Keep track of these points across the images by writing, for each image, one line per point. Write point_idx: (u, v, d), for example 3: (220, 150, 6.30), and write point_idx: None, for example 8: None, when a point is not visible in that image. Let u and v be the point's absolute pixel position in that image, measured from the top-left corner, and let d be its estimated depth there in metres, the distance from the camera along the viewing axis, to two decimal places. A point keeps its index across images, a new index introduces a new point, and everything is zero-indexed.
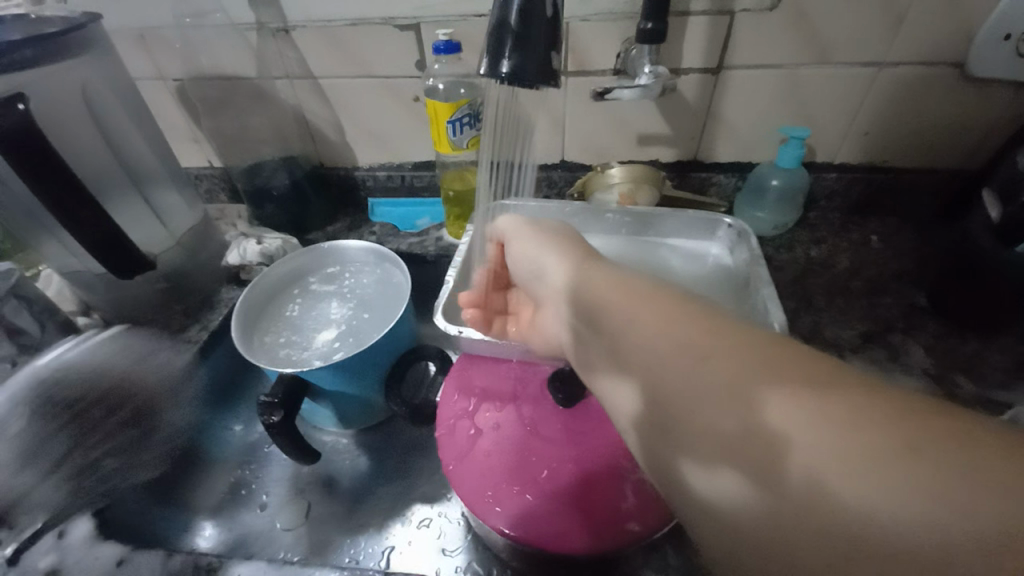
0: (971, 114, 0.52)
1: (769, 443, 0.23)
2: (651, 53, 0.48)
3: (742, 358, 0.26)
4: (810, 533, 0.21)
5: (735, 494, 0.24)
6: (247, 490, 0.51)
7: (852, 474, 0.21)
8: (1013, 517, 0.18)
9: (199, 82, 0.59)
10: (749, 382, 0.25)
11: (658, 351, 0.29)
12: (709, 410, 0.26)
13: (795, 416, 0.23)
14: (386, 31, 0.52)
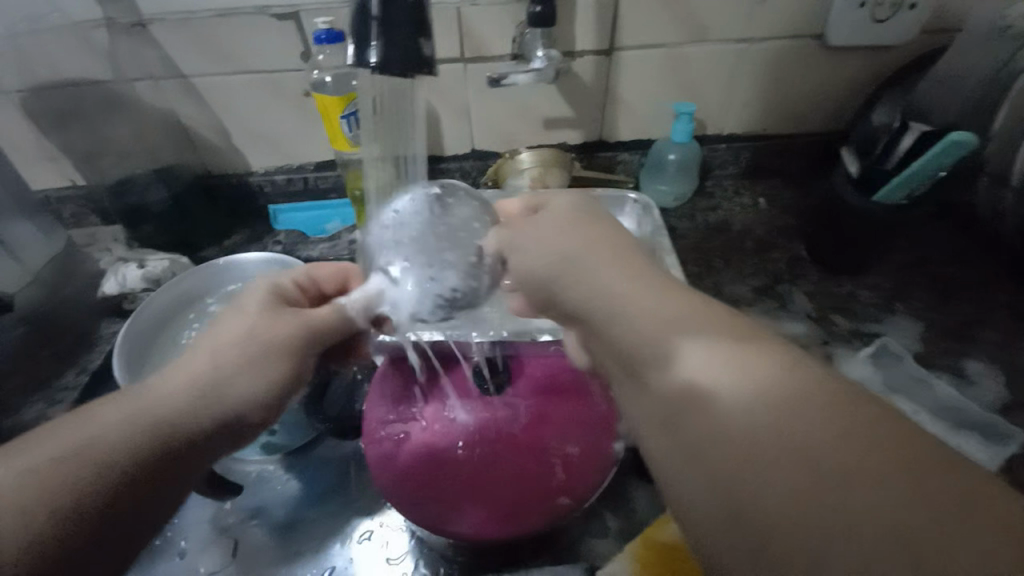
0: (830, 81, 0.59)
1: (698, 403, 0.22)
2: (542, 36, 0.48)
3: (682, 307, 0.25)
4: (739, 509, 0.20)
5: (668, 459, 0.23)
6: (163, 539, 0.46)
7: (777, 445, 0.20)
8: (927, 509, 0.16)
9: (39, 91, 0.51)
10: (684, 337, 0.24)
11: (602, 300, 0.27)
12: (644, 363, 0.25)
13: (716, 359, 0.23)
14: (260, 21, 0.48)
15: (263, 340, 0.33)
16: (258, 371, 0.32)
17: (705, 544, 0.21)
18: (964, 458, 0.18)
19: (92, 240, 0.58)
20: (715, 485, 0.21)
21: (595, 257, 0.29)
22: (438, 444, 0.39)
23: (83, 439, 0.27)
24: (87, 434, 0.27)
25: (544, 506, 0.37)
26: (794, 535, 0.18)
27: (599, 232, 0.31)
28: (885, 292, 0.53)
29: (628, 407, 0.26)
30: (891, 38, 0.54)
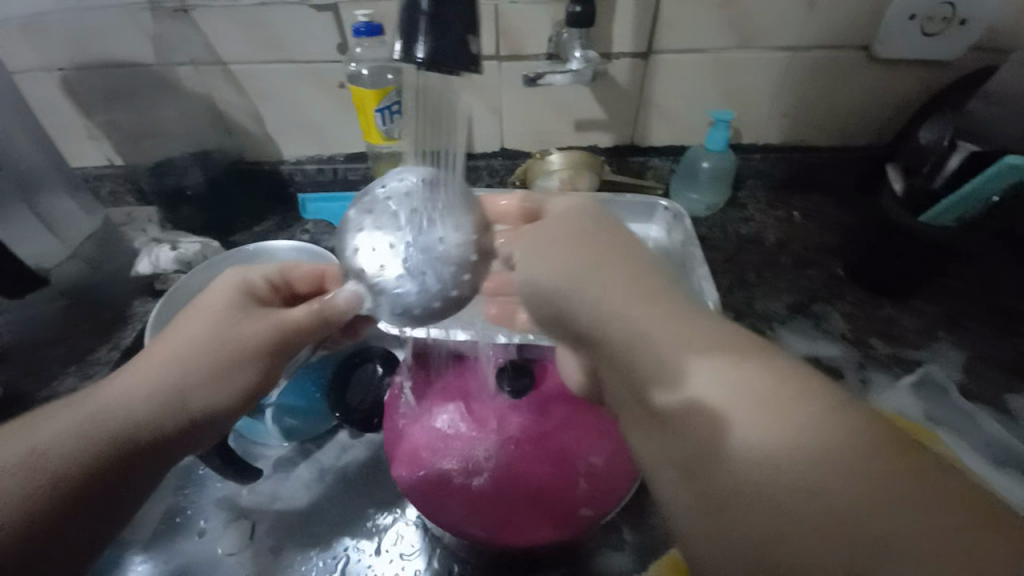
0: (876, 93, 0.57)
1: (711, 422, 0.24)
2: (582, 36, 0.47)
3: (685, 332, 0.26)
4: (744, 514, 0.22)
5: (681, 470, 0.25)
6: (184, 517, 0.47)
7: (781, 458, 0.21)
8: (914, 515, 0.19)
9: (86, 71, 0.52)
10: (687, 358, 0.26)
11: (607, 319, 0.29)
12: (654, 381, 0.26)
13: (719, 387, 0.24)
14: (301, 11, 0.48)
15: (264, 331, 0.35)
16: (239, 365, 0.34)
17: (706, 550, 0.23)
18: (952, 484, 0.20)
19: (129, 219, 0.60)
20: (722, 504, 0.23)
21: (587, 273, 0.30)
22: (464, 443, 0.39)
23: (120, 398, 0.30)
24: (112, 396, 0.30)
25: (565, 516, 0.36)
26: (790, 552, 0.20)
27: (598, 244, 0.31)
28: (929, 319, 0.51)
29: (632, 420, 0.28)
30: (944, 54, 0.52)
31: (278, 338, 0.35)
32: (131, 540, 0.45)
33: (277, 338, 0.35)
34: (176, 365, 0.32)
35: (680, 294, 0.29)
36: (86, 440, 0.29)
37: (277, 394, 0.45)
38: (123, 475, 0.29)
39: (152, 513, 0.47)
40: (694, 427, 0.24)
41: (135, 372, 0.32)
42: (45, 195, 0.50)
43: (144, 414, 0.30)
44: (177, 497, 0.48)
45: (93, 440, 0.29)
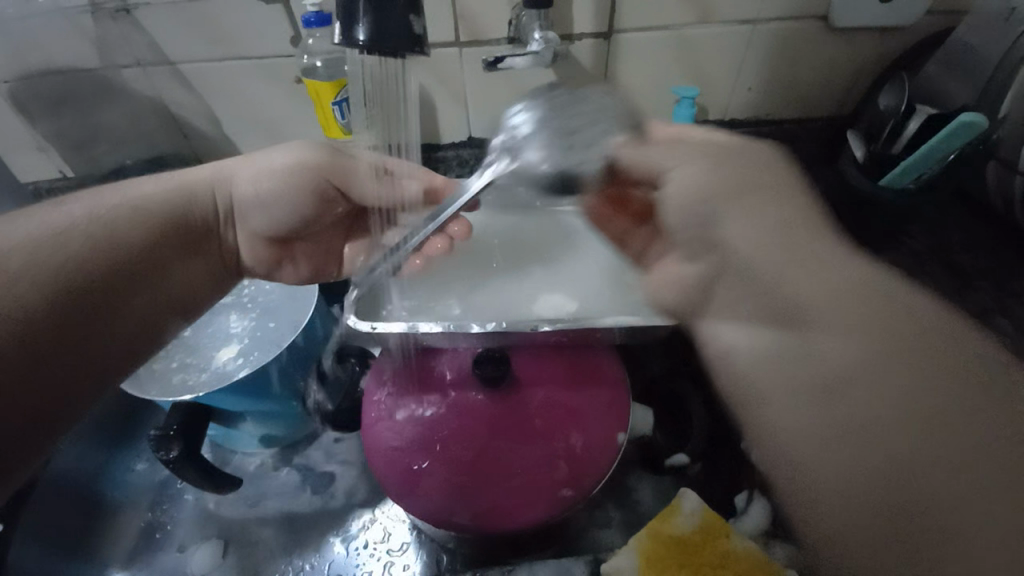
0: (835, 63, 0.57)
1: (824, 347, 0.23)
2: (541, 18, 0.46)
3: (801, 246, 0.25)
4: (866, 437, 0.21)
5: (795, 403, 0.24)
6: (164, 532, 0.46)
7: (903, 376, 0.21)
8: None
9: (27, 79, 0.50)
10: (805, 278, 0.24)
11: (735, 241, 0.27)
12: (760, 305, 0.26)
13: (825, 298, 0.24)
14: (248, 4, 0.46)
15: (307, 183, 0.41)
16: (282, 197, 0.41)
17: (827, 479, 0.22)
18: None
19: None
20: (842, 426, 0.22)
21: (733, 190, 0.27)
22: (443, 435, 0.38)
23: (115, 225, 0.35)
24: (114, 216, 0.35)
25: (551, 498, 0.36)
26: (912, 461, 0.20)
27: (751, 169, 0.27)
28: None
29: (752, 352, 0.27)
30: (900, 21, 0.53)
31: (315, 186, 0.42)
32: (110, 559, 0.44)
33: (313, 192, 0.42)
34: (166, 209, 0.38)
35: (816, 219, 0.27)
36: (91, 251, 0.33)
37: (246, 403, 0.43)
38: (107, 295, 0.34)
39: (131, 531, 0.46)
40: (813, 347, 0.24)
41: (132, 197, 0.37)
42: None
43: (136, 243, 0.35)
44: (154, 512, 0.47)
45: (88, 258, 0.33)
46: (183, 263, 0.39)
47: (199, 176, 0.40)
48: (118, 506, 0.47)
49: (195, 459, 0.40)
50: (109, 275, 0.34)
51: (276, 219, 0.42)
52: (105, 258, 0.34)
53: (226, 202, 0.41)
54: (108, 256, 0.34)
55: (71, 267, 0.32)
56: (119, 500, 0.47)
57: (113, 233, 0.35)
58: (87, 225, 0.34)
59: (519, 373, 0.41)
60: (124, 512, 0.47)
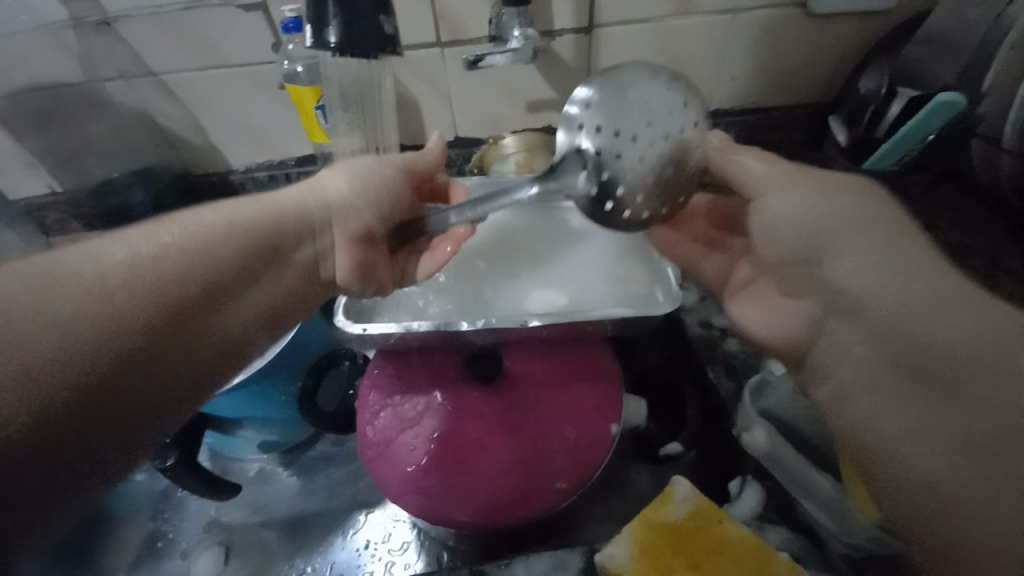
0: (816, 49, 0.57)
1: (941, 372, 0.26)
2: (520, 15, 0.47)
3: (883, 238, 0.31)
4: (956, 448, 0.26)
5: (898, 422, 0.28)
6: (167, 540, 0.46)
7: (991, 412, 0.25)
8: None
9: (15, 96, 0.50)
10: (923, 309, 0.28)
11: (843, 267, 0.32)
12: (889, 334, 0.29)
13: (897, 291, 0.29)
14: (229, 13, 0.47)
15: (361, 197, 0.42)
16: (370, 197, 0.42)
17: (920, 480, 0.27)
18: None
19: None
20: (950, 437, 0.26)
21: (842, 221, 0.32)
22: (438, 435, 0.38)
23: (189, 252, 0.33)
24: (180, 241, 0.33)
25: (545, 493, 0.37)
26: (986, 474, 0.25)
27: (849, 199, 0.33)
28: None
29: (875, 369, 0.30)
30: (879, 4, 0.53)
31: (387, 196, 0.43)
32: (112, 569, 0.45)
33: (388, 199, 0.43)
34: (249, 231, 0.36)
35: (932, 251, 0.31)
36: (172, 277, 0.32)
37: (243, 409, 0.44)
38: (187, 325, 0.32)
39: (133, 541, 0.46)
40: (881, 315, 0.29)
41: (216, 222, 0.35)
42: None
43: (211, 271, 0.33)
44: (155, 521, 0.47)
45: (171, 290, 0.31)
46: (260, 285, 0.37)
47: (293, 193, 0.40)
48: (120, 516, 0.47)
49: (193, 465, 0.40)
50: (193, 304, 0.32)
51: (369, 218, 0.42)
52: (189, 283, 0.32)
53: (322, 217, 0.40)
54: (187, 282, 0.32)
55: (159, 296, 0.31)
56: (120, 510, 0.48)
57: (195, 262, 0.33)
58: (160, 254, 0.32)
59: (512, 371, 0.41)
60: (125, 521, 0.47)
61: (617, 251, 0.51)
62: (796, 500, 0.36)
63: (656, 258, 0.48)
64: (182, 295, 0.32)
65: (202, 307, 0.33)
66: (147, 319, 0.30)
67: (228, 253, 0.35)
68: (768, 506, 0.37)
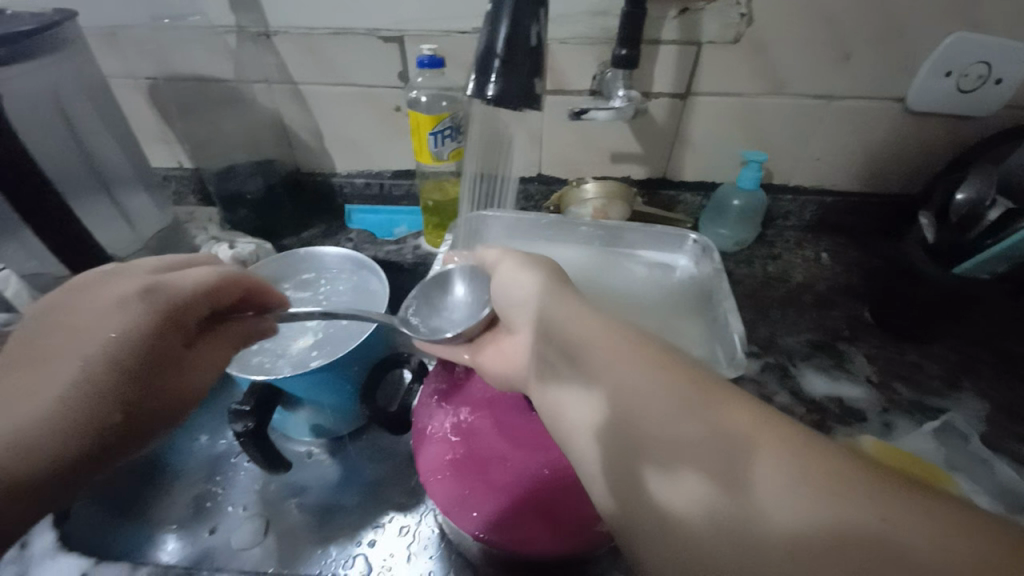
0: (910, 145, 0.58)
1: (835, 129, 0.58)
2: (624, 78, 0.50)
3: (814, 471, 0.25)
4: (839, 133, 0.58)
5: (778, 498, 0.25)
6: (213, 503, 0.49)
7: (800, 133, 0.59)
8: (840, 175, 0.61)
9: (172, 81, 0.58)
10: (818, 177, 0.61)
11: (771, 158, 0.61)
12: (831, 128, 0.58)
13: (780, 171, 0.61)
14: (369, 41, 0.53)
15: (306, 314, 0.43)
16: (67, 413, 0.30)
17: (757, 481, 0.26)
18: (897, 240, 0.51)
19: (190, 217, 0.65)
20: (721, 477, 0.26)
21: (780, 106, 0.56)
22: (485, 447, 0.41)
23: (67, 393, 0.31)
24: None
25: (586, 531, 0.36)
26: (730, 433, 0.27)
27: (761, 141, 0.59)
28: (953, 367, 0.50)
29: (811, 167, 0.61)
30: (980, 110, 0.54)
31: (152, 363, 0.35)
32: (163, 519, 0.48)
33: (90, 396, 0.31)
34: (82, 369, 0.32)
35: (793, 110, 0.56)
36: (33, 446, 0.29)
37: (313, 393, 0.47)
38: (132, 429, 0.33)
39: (185, 497, 0.50)
40: (791, 135, 0.59)
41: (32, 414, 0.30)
42: (123, 189, 0.53)
43: (109, 402, 0.32)
44: (210, 483, 0.51)
45: (8, 462, 0.28)
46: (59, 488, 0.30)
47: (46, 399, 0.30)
48: (178, 472, 0.51)
49: (260, 436, 0.43)
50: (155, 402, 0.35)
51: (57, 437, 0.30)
52: (98, 416, 0.32)
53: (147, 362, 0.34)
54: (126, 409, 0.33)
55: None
56: (179, 468, 0.52)
57: (109, 407, 0.32)
58: (23, 433, 0.29)
59: None
60: (181, 479, 0.51)
61: (679, 307, 0.53)
62: None
63: (719, 324, 0.50)
64: (127, 425, 0.33)
65: (161, 396, 0.35)
66: (41, 462, 0.29)
67: (130, 384, 0.33)
68: None
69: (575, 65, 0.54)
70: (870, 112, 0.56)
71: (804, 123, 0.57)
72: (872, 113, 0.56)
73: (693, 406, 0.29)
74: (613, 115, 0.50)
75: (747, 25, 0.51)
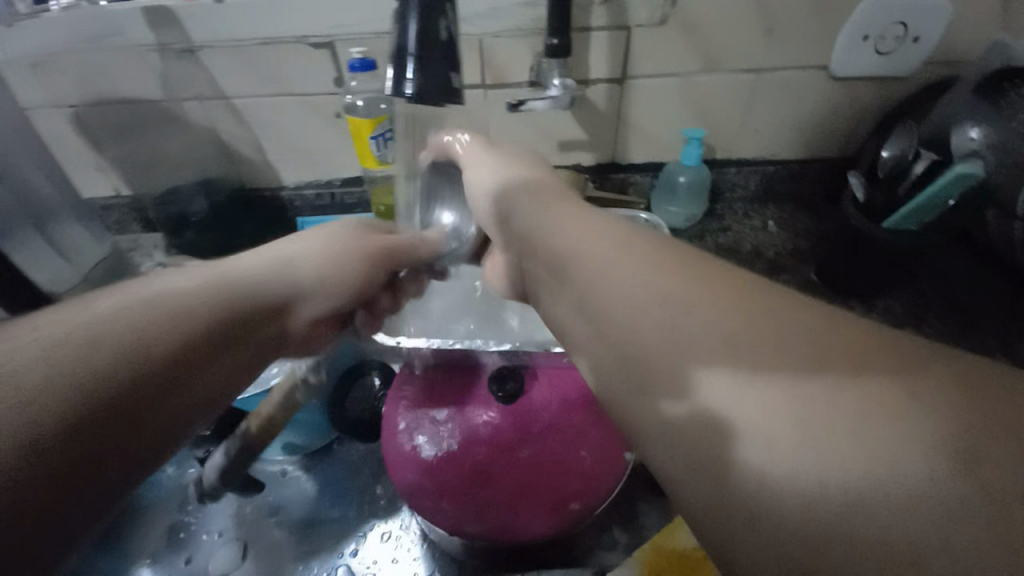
0: (839, 110, 0.61)
1: (768, 101, 0.60)
2: (560, 66, 0.51)
3: (857, 428, 0.20)
4: (772, 104, 0.60)
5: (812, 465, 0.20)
6: (188, 532, 0.48)
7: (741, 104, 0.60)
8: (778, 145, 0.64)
9: (98, 106, 0.56)
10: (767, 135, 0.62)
11: (711, 134, 0.62)
12: (765, 99, 0.60)
13: (722, 145, 0.63)
14: (300, 49, 0.52)
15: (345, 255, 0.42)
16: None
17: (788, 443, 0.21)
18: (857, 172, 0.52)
19: (135, 245, 0.63)
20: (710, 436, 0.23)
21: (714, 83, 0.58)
22: (455, 444, 0.41)
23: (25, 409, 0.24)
24: None
25: (556, 512, 0.38)
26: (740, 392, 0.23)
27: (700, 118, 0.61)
28: (895, 317, 0.53)
29: (751, 139, 0.63)
30: (898, 71, 0.57)
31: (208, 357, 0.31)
32: (135, 554, 0.47)
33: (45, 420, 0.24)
34: (130, 333, 0.28)
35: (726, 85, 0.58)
36: None
37: None
38: (102, 462, 0.25)
39: (157, 531, 0.48)
40: (728, 110, 0.60)
41: None
42: (61, 222, 0.52)
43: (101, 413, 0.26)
44: (181, 513, 0.49)
45: None
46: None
47: None
48: (147, 506, 0.50)
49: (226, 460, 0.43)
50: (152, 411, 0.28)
51: None
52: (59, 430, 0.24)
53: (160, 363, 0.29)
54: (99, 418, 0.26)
55: None
56: (148, 501, 0.50)
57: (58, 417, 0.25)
58: None
59: (533, 398, 0.43)
60: (151, 512, 0.49)
61: None
62: None
63: None
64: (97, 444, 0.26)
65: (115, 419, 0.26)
66: None
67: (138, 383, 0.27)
68: None
69: (512, 57, 0.54)
70: (798, 82, 0.58)
71: (739, 97, 0.59)
72: (800, 82, 0.58)
73: (749, 319, 0.25)
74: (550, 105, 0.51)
75: (673, 6, 0.52)
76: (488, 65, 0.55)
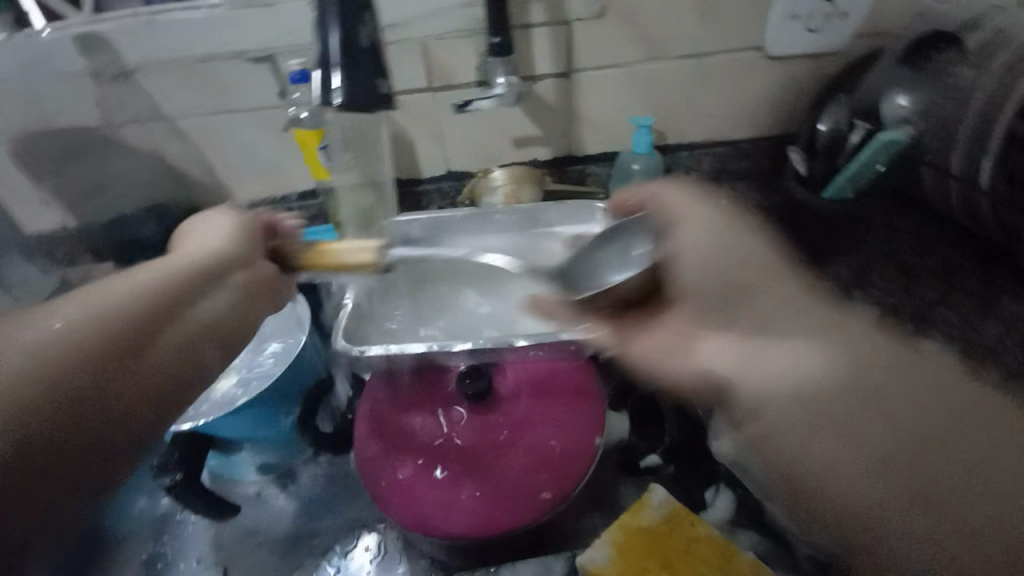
0: (780, 87, 0.62)
1: (711, 84, 0.61)
2: (504, 63, 0.51)
3: None
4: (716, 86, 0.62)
5: None
6: (166, 563, 0.47)
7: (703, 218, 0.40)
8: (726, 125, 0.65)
9: (34, 137, 0.54)
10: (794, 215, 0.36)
11: (661, 120, 0.64)
12: (708, 82, 0.61)
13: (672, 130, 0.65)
14: (239, 64, 0.51)
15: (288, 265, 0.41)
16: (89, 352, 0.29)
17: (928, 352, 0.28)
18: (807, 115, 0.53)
19: (87, 277, 0.61)
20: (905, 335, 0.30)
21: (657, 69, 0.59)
22: (428, 445, 0.41)
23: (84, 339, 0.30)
24: None
25: (532, 502, 0.38)
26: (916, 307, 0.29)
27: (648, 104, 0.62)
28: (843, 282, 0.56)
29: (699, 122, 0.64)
30: (831, 45, 0.59)
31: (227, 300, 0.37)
32: None
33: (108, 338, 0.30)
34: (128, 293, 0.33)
35: (669, 71, 0.60)
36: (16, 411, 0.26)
37: (249, 429, 0.46)
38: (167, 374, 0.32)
39: (133, 565, 0.47)
40: (674, 95, 0.62)
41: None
42: None
43: (146, 339, 0.32)
44: (157, 544, 0.48)
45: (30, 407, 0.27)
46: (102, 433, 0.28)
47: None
48: (120, 542, 0.49)
49: (196, 485, 0.42)
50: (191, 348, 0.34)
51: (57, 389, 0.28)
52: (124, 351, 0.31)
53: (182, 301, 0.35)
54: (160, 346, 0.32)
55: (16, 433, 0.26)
56: (121, 536, 0.49)
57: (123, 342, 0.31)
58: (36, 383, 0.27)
59: (501, 390, 0.44)
60: (126, 546, 0.48)
61: None
62: (763, 506, 0.42)
63: None
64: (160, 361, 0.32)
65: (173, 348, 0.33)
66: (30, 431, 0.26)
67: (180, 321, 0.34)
68: (737, 512, 0.43)
69: (456, 57, 0.55)
70: (737, 62, 0.60)
71: (682, 82, 0.61)
72: (740, 64, 0.60)
73: None
74: (496, 103, 0.52)
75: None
76: (433, 67, 0.55)
